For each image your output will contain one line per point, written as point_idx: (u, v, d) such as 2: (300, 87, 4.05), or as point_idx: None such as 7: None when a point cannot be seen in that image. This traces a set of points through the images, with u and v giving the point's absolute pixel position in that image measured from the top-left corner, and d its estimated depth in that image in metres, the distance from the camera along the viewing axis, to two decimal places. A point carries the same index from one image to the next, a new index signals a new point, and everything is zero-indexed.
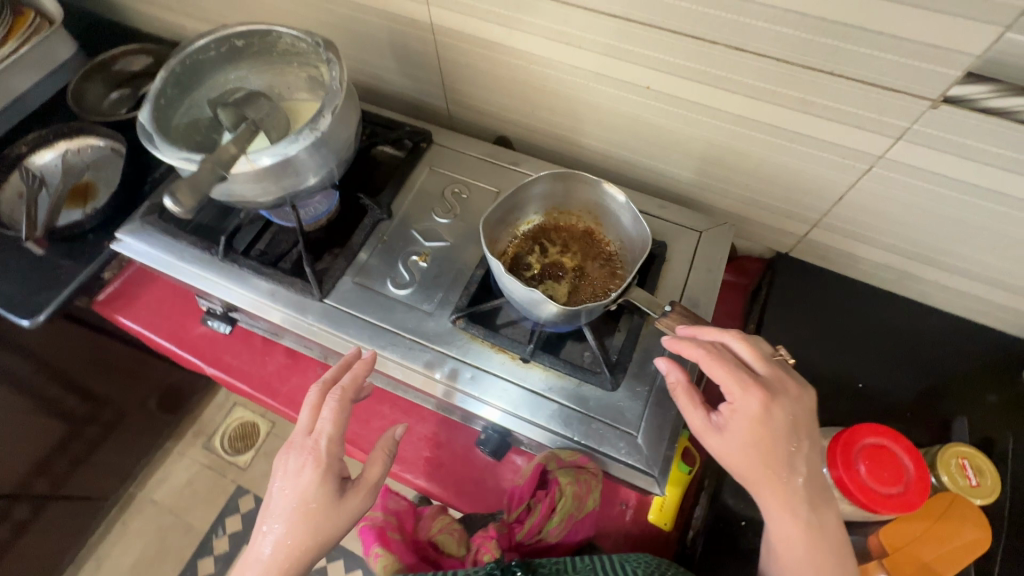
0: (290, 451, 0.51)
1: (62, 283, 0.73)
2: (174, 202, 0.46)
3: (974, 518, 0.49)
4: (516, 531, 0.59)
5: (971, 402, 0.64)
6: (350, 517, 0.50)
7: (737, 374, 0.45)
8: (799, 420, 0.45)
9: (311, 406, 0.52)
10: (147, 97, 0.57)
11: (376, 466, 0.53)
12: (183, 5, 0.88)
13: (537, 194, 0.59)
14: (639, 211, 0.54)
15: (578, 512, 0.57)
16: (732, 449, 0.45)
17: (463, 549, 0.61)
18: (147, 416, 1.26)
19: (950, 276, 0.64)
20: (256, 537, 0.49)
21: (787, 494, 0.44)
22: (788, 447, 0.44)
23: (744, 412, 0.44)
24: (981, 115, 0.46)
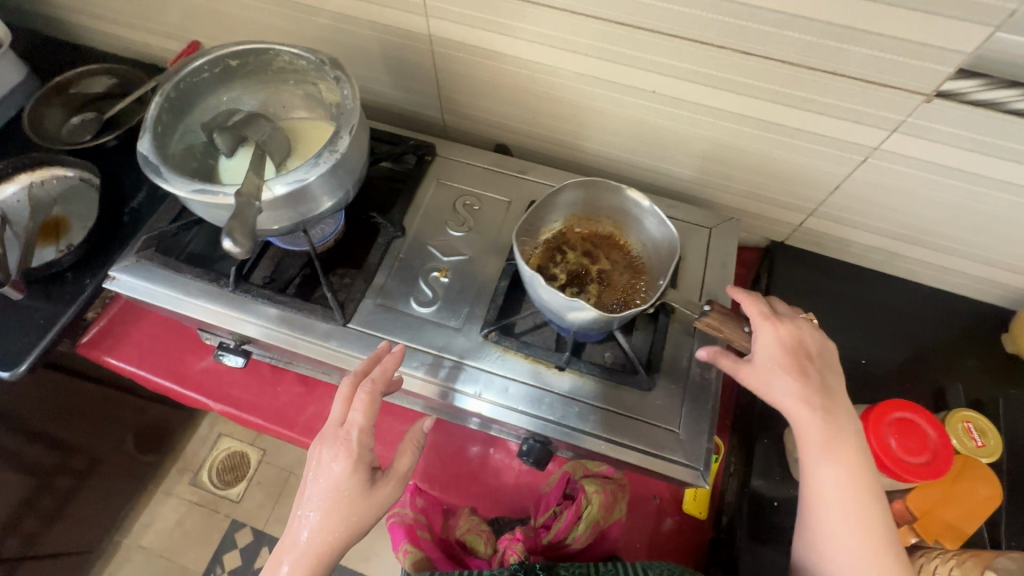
0: (322, 442, 0.49)
1: (43, 328, 0.68)
2: (233, 242, 0.44)
3: (988, 475, 0.53)
4: (542, 536, 0.61)
5: (961, 367, 0.69)
6: (383, 507, 0.50)
7: (756, 306, 0.51)
8: (810, 341, 0.50)
9: (342, 396, 0.50)
10: (144, 126, 0.53)
11: (406, 457, 0.52)
12: (148, 22, 0.83)
13: (561, 202, 0.60)
14: (665, 215, 0.56)
15: (603, 522, 0.60)
16: (763, 373, 0.49)
17: (491, 549, 0.60)
18: (127, 459, 1.18)
19: (935, 253, 0.69)
20: (293, 521, 0.48)
21: (809, 405, 0.47)
22: (805, 361, 0.49)
23: (764, 338, 0.49)
24: (969, 107, 0.50)
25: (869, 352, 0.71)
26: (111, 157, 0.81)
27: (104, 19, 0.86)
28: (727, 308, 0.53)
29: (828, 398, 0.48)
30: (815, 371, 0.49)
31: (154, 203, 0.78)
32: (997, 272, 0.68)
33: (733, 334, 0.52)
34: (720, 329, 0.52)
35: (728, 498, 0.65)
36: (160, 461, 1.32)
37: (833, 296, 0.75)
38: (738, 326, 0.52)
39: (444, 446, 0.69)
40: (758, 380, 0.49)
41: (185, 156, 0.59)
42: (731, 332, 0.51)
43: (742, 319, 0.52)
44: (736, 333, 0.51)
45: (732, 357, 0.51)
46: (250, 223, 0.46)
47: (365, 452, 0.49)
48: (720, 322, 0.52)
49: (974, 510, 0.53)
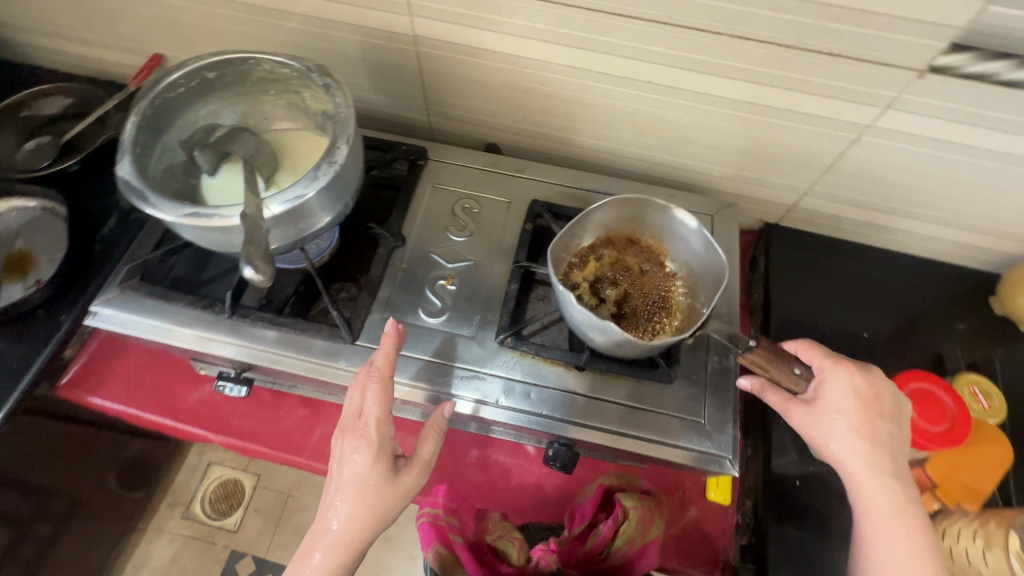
0: (342, 435, 0.48)
1: (18, 373, 0.63)
2: (255, 270, 0.43)
3: (1000, 436, 0.56)
4: (578, 548, 0.58)
5: (958, 331, 0.71)
6: (407, 495, 0.48)
7: (826, 354, 0.52)
8: (887, 399, 0.50)
9: (358, 387, 0.50)
10: (121, 149, 0.49)
11: (429, 444, 0.50)
12: (102, 36, 0.78)
13: (599, 220, 0.60)
14: (713, 237, 0.56)
15: (642, 539, 0.57)
16: (824, 418, 0.50)
17: (524, 557, 0.56)
18: (113, 499, 1.12)
19: (925, 224, 0.71)
20: (321, 513, 0.47)
21: (872, 462, 0.48)
22: (875, 418, 0.49)
23: (829, 385, 0.50)
24: (961, 80, 0.51)
25: (869, 325, 0.72)
26: (74, 183, 0.76)
27: (51, 35, 0.80)
28: (776, 348, 0.52)
29: (892, 456, 0.49)
30: (889, 433, 0.49)
31: (128, 229, 0.74)
32: (984, 238, 0.70)
33: (782, 376, 0.52)
34: (766, 368, 0.51)
35: (750, 480, 0.66)
36: (148, 497, 1.26)
37: (830, 272, 0.76)
38: (785, 367, 0.52)
39: (462, 458, 0.67)
40: (812, 425, 0.50)
41: (166, 177, 0.55)
42: (779, 372, 0.52)
43: (793, 361, 0.52)
44: (786, 375, 0.51)
45: (782, 395, 0.53)
46: (265, 245, 0.44)
47: (386, 441, 0.48)
48: (767, 360, 0.51)
49: (990, 471, 0.55)
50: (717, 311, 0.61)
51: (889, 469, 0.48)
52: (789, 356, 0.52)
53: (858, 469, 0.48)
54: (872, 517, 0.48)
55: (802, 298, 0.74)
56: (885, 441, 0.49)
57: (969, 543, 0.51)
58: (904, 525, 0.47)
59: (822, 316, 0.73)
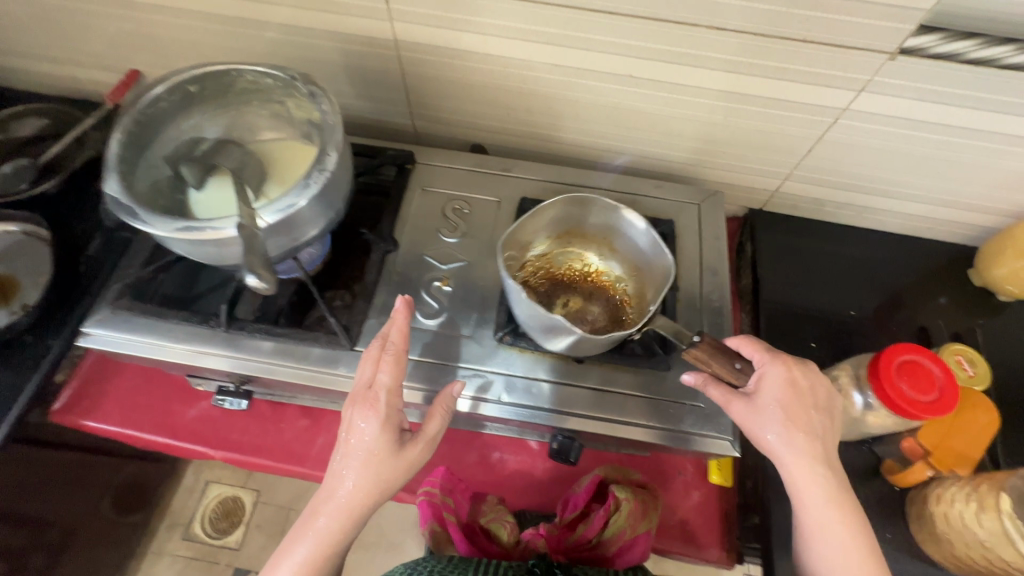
0: (352, 405, 0.48)
1: (9, 400, 0.62)
2: (257, 279, 0.45)
3: (986, 403, 0.58)
4: (568, 535, 0.61)
5: (940, 304, 0.74)
6: (411, 468, 0.48)
7: (766, 349, 0.52)
8: (819, 392, 0.51)
9: (371, 359, 0.50)
10: (108, 166, 0.49)
11: (435, 420, 0.50)
12: (75, 54, 0.77)
13: (550, 221, 0.60)
14: (660, 240, 0.56)
15: (629, 532, 0.59)
16: (762, 411, 0.50)
17: (513, 540, 0.60)
18: (109, 525, 1.10)
19: (902, 202, 0.73)
20: (329, 479, 0.47)
21: (808, 455, 0.49)
22: (807, 410, 0.50)
23: (767, 377, 0.51)
24: (930, 61, 0.53)
25: (855, 304, 0.74)
26: (55, 205, 0.75)
27: (23, 55, 0.79)
28: (720, 344, 0.53)
29: (824, 445, 0.49)
30: (820, 423, 0.50)
31: (112, 249, 0.73)
32: (960, 213, 0.72)
33: (720, 368, 0.52)
34: (707, 362, 0.52)
35: (750, 461, 0.67)
36: (146, 521, 1.24)
37: (814, 254, 0.78)
38: (726, 361, 0.52)
39: (466, 458, 0.67)
40: (751, 418, 0.50)
41: (153, 193, 0.54)
42: (718, 365, 0.52)
43: (733, 356, 0.53)
44: (726, 368, 0.52)
45: (723, 389, 0.52)
46: (264, 253, 0.46)
47: (394, 413, 0.48)
48: (708, 354, 0.52)
49: (980, 437, 0.57)
50: (710, 297, 0.63)
51: (823, 460, 0.49)
52: (730, 351, 0.53)
53: (796, 460, 0.48)
54: (810, 503, 0.49)
55: (789, 281, 0.76)
56: (817, 431, 0.49)
57: (962, 507, 0.53)
58: (839, 505, 0.48)
59: (809, 297, 0.75)
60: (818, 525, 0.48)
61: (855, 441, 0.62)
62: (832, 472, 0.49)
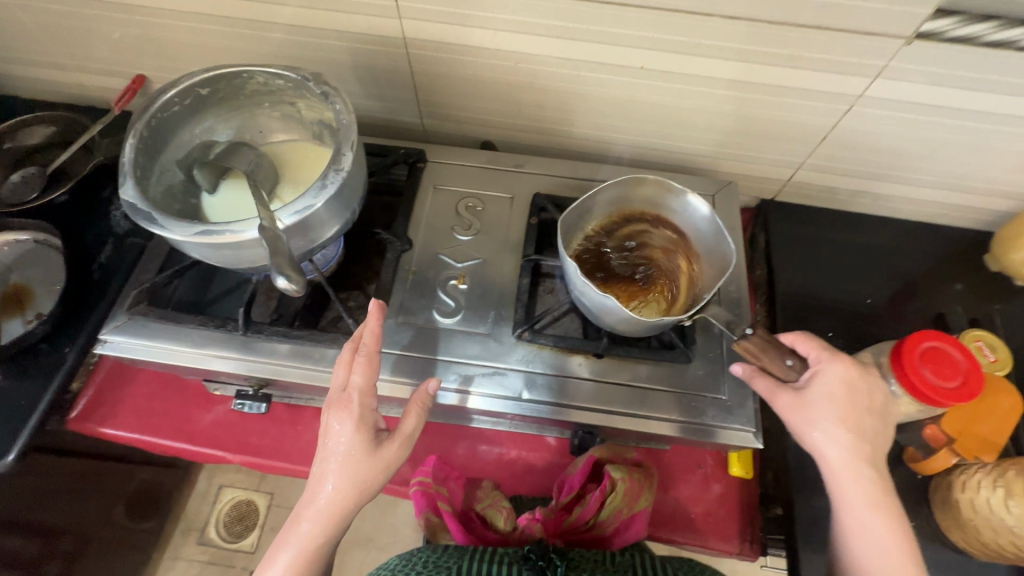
0: (328, 409, 0.48)
1: (27, 409, 0.62)
2: (288, 281, 0.43)
3: (1008, 387, 0.57)
4: (564, 518, 0.60)
5: (955, 291, 0.73)
6: (389, 467, 0.48)
7: (823, 347, 0.52)
8: (875, 396, 0.51)
9: (344, 361, 0.50)
10: (123, 172, 0.48)
11: (412, 418, 0.50)
12: (82, 61, 0.76)
13: (625, 199, 0.60)
14: (727, 231, 0.55)
15: (626, 511, 0.60)
16: (811, 407, 0.50)
17: (510, 525, 0.59)
18: (125, 531, 1.10)
19: (917, 188, 0.72)
20: (308, 486, 0.47)
21: (855, 455, 0.49)
22: (861, 412, 0.50)
23: (822, 377, 0.51)
24: (948, 44, 0.53)
25: (871, 292, 0.74)
26: (66, 212, 0.75)
27: (27, 63, 0.78)
28: (769, 337, 0.52)
29: (874, 447, 0.50)
30: (872, 426, 0.50)
31: (124, 255, 0.72)
32: (974, 198, 0.72)
33: (771, 363, 0.52)
34: (758, 356, 0.52)
35: (769, 453, 0.67)
36: (161, 526, 1.24)
37: (828, 243, 0.77)
38: (778, 357, 0.52)
39: (484, 456, 0.67)
40: (797, 413, 0.51)
41: (167, 200, 0.54)
42: (771, 361, 0.51)
43: (784, 352, 0.52)
44: (778, 365, 0.51)
45: (770, 381, 0.52)
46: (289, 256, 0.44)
47: (368, 413, 0.48)
48: (761, 349, 0.51)
49: (1004, 422, 0.56)
50: (728, 289, 0.62)
51: (871, 460, 0.50)
52: (781, 347, 0.52)
53: (842, 458, 0.49)
54: (852, 499, 0.49)
55: (803, 270, 0.75)
56: (867, 432, 0.50)
57: (989, 493, 0.53)
58: (882, 504, 0.49)
59: (824, 287, 0.74)
60: (856, 522, 0.49)
61: None
62: (878, 474, 0.50)
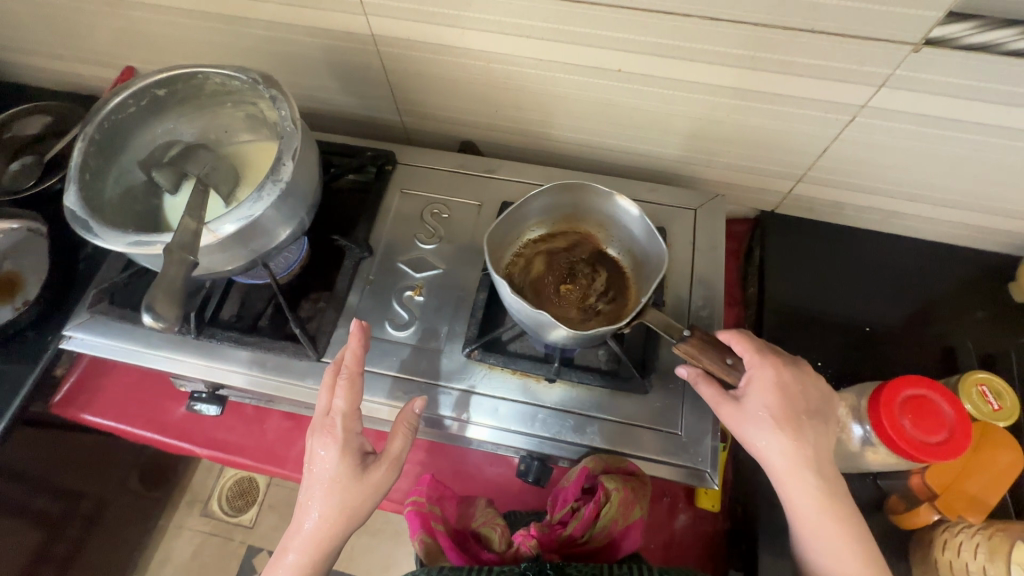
0: (312, 435, 0.48)
1: (9, 392, 0.65)
2: (152, 316, 0.41)
3: (1006, 441, 0.52)
4: (559, 533, 0.53)
5: (966, 323, 0.66)
6: (379, 492, 0.47)
7: (756, 347, 0.49)
8: (811, 394, 0.48)
9: (327, 386, 0.50)
10: (68, 177, 0.48)
11: (399, 438, 0.49)
12: (75, 51, 0.77)
13: (569, 205, 0.56)
14: (666, 247, 0.50)
15: (622, 521, 0.52)
16: (750, 417, 0.47)
17: (506, 543, 0.53)
18: (133, 499, 1.16)
19: (933, 208, 0.65)
20: (295, 515, 0.47)
21: (801, 462, 0.46)
22: (800, 414, 0.47)
23: (758, 379, 0.48)
24: (964, 53, 0.46)
25: (873, 318, 0.68)
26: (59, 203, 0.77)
27: (25, 52, 0.80)
28: (710, 337, 0.50)
29: (818, 450, 0.47)
30: (812, 427, 0.47)
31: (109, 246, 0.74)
32: (999, 220, 0.64)
33: (713, 364, 0.49)
34: (698, 358, 0.49)
35: (741, 486, 0.63)
36: (167, 497, 1.30)
37: (829, 261, 0.71)
38: (718, 356, 0.49)
39: (445, 465, 0.67)
40: (740, 422, 0.48)
41: (125, 201, 0.54)
42: (711, 361, 0.49)
43: (725, 350, 0.50)
44: (717, 365, 0.49)
45: (715, 388, 0.50)
46: (178, 292, 0.42)
47: (353, 437, 0.48)
48: (700, 349, 0.49)
49: (996, 480, 0.51)
50: (699, 312, 0.58)
51: (818, 469, 0.46)
52: (722, 346, 0.50)
53: (783, 468, 0.46)
54: (805, 515, 0.46)
55: (798, 290, 0.69)
56: (809, 436, 0.47)
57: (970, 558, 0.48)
58: (831, 511, 0.46)
59: (819, 310, 0.68)
60: (810, 539, 0.46)
61: (858, 473, 0.57)
62: (824, 478, 0.47)
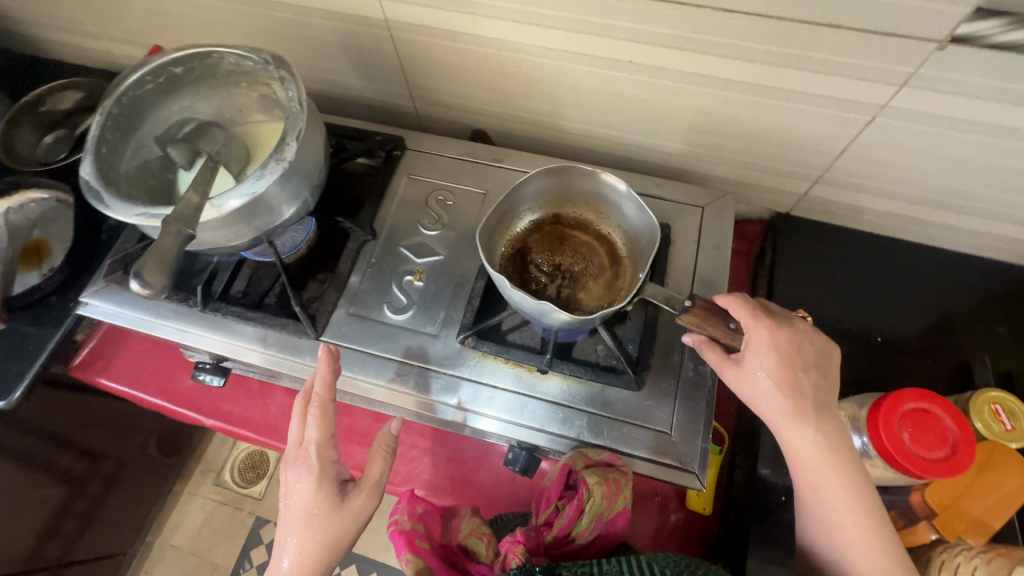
0: (286, 468, 0.50)
1: (32, 353, 0.68)
2: (140, 282, 0.42)
3: (1018, 464, 0.49)
4: (545, 535, 0.54)
5: (985, 338, 0.63)
6: (359, 518, 0.49)
7: (751, 309, 0.48)
8: (809, 351, 0.47)
9: (299, 416, 0.51)
10: (84, 148, 0.50)
11: (376, 464, 0.51)
12: (106, 28, 0.80)
13: (558, 186, 0.56)
14: (656, 222, 0.51)
15: (608, 513, 0.52)
16: (751, 380, 0.47)
17: (492, 553, 0.55)
18: (150, 465, 1.21)
19: (955, 216, 0.62)
20: (274, 552, 0.48)
21: (798, 418, 0.46)
22: (798, 372, 0.46)
23: (756, 343, 0.47)
24: (992, 51, 0.44)
25: (886, 327, 0.65)
26: None
27: (60, 29, 0.83)
28: (711, 303, 0.49)
29: (818, 406, 0.46)
30: (811, 383, 0.47)
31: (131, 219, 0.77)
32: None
33: (717, 331, 0.48)
34: (702, 326, 0.48)
35: (735, 491, 0.62)
36: (183, 464, 1.36)
37: (843, 266, 0.69)
38: (721, 322, 0.48)
39: (437, 449, 0.68)
40: (742, 385, 0.48)
41: (140, 174, 0.56)
42: (714, 328, 0.48)
43: (728, 315, 0.49)
44: (721, 331, 0.48)
45: (719, 353, 0.49)
46: (169, 261, 0.43)
47: (328, 467, 0.49)
48: (703, 317, 0.48)
49: (1001, 503, 0.49)
50: None
51: (820, 429, 0.46)
52: (722, 311, 0.49)
53: (785, 428, 0.47)
54: (809, 482, 0.47)
55: (809, 294, 0.67)
56: (807, 393, 0.46)
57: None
58: (835, 472, 0.46)
59: (829, 316, 0.66)
60: (812, 500, 0.47)
61: None
62: (827, 440, 0.46)
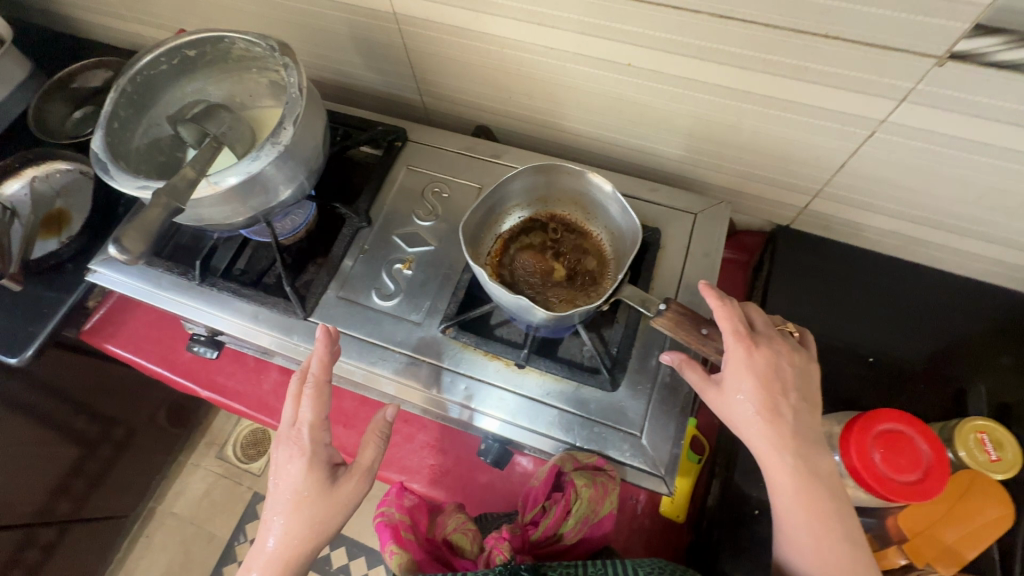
0: (278, 446, 0.51)
1: (45, 316, 0.71)
2: (118, 248, 0.43)
3: (997, 494, 0.48)
4: (530, 534, 0.55)
5: (983, 366, 0.61)
6: (347, 504, 0.50)
7: (733, 325, 0.48)
8: (787, 370, 0.47)
9: (294, 395, 0.52)
10: (96, 123, 0.53)
11: (369, 449, 0.52)
12: (135, 11, 0.84)
13: (543, 184, 0.57)
14: (637, 220, 0.51)
15: (594, 516, 0.53)
16: (732, 401, 0.47)
17: (478, 548, 0.56)
18: (159, 433, 1.25)
19: (959, 238, 0.61)
20: (261, 530, 0.49)
21: (772, 436, 0.46)
22: (778, 395, 0.46)
23: (734, 362, 0.47)
24: (991, 70, 0.43)
25: (880, 348, 0.64)
26: None
27: (92, 10, 0.87)
28: (687, 309, 0.50)
29: (794, 429, 0.46)
30: (791, 406, 0.46)
31: None
32: None
33: (688, 335, 0.49)
34: (673, 331, 0.49)
35: (711, 501, 0.62)
36: (189, 435, 1.40)
37: (842, 283, 0.68)
38: (693, 326, 0.49)
39: (418, 435, 0.69)
40: (725, 408, 0.48)
41: (150, 151, 0.59)
42: (687, 333, 0.49)
43: (699, 320, 0.50)
44: (692, 336, 0.49)
45: (700, 374, 0.49)
46: (151, 228, 0.44)
47: (320, 449, 0.50)
48: (676, 322, 0.49)
49: (977, 534, 0.48)
50: None
51: (796, 450, 0.46)
52: (698, 316, 0.50)
53: (761, 444, 0.46)
54: (784, 503, 0.46)
55: (803, 308, 0.66)
56: (786, 417, 0.46)
57: None
58: (807, 491, 0.45)
59: (822, 333, 0.65)
60: (782, 517, 0.46)
61: None
62: (805, 459, 0.46)
